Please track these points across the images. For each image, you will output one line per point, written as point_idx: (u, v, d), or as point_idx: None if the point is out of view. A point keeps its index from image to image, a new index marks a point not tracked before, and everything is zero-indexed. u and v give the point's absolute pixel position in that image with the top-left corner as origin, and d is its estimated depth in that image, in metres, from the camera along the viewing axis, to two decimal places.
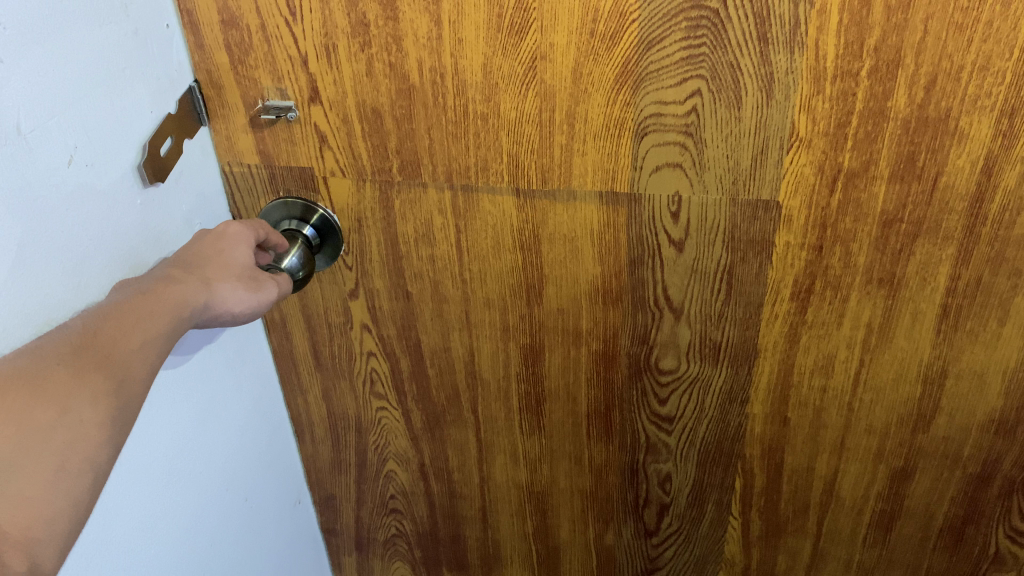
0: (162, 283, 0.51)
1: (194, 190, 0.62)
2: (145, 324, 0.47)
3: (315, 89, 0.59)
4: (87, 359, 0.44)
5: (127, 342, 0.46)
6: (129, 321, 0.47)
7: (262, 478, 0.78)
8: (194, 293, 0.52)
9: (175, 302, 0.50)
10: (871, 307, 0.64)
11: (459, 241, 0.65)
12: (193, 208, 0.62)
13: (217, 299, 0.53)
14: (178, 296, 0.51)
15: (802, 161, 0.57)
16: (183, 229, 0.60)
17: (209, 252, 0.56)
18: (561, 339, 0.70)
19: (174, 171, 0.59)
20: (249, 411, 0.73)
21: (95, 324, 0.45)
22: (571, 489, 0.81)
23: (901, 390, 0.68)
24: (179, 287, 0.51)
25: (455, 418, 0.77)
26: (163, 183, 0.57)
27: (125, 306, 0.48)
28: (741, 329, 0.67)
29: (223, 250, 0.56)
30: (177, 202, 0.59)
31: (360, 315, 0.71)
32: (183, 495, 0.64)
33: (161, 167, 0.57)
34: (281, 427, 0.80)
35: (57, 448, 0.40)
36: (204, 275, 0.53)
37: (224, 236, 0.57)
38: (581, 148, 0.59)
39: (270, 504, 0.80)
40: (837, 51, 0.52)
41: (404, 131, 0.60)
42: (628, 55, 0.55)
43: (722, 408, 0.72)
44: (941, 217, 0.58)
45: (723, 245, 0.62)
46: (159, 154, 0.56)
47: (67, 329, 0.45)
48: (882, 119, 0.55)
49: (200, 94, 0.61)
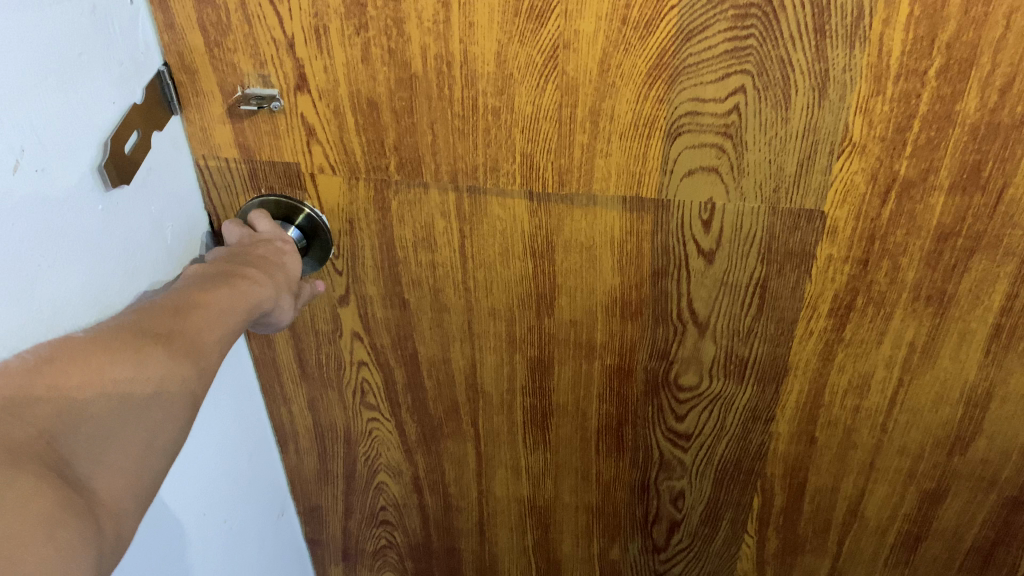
0: (243, 278, 0.49)
1: (164, 190, 0.54)
2: (229, 321, 0.45)
3: (303, 76, 0.52)
4: (179, 342, 0.41)
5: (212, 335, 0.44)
6: (217, 310, 0.45)
7: (245, 496, 0.71)
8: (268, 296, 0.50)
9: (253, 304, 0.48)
10: (916, 326, 0.58)
11: (464, 246, 0.59)
12: (163, 211, 0.54)
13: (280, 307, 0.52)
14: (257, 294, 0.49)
15: (854, 168, 0.51)
16: (152, 236, 0.53)
17: (272, 257, 0.53)
18: (573, 352, 0.64)
19: (141, 169, 0.51)
20: (229, 426, 0.67)
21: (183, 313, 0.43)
22: (575, 504, 0.76)
23: (940, 412, 0.63)
24: (257, 287, 0.49)
25: (453, 431, 0.71)
26: (129, 184, 0.50)
27: (212, 298, 0.45)
28: (772, 346, 0.61)
29: (284, 257, 0.54)
30: (144, 206, 0.52)
31: (351, 322, 0.65)
32: (175, 523, 0.59)
33: (127, 166, 0.49)
34: (262, 438, 0.73)
35: (150, 422, 0.38)
36: (276, 278, 0.51)
37: (282, 249, 0.55)
38: (605, 148, 0.52)
39: (252, 522, 0.73)
40: (903, 48, 0.46)
41: (404, 125, 0.53)
42: (665, 45, 0.48)
43: (745, 426, 0.67)
44: (1003, 232, 0.52)
45: (758, 257, 0.56)
46: (124, 151, 0.49)
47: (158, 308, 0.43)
48: (948, 123, 0.48)
49: (169, 78, 0.53)
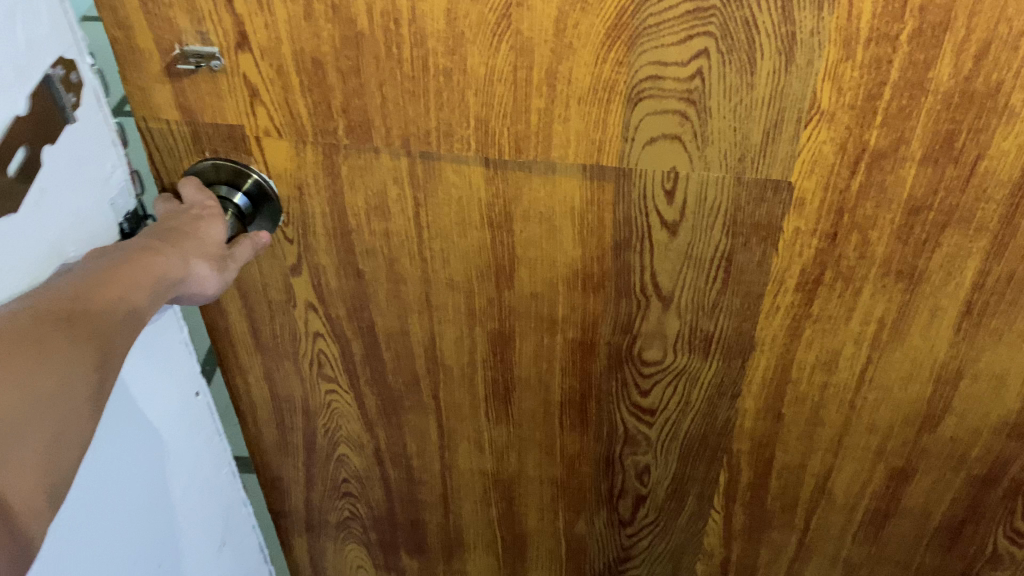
0: (145, 250, 0.47)
1: (63, 213, 0.47)
2: (129, 295, 0.44)
3: (244, 33, 0.49)
4: (79, 327, 0.40)
5: (115, 310, 0.43)
6: (114, 291, 0.43)
7: (193, 507, 0.68)
8: (178, 266, 0.48)
9: (159, 275, 0.47)
10: (885, 302, 0.56)
11: (419, 215, 0.56)
12: (63, 234, 0.48)
13: (196, 275, 0.50)
14: (159, 267, 0.47)
15: (822, 138, 0.49)
16: (47, 261, 0.46)
17: (183, 225, 0.51)
18: (534, 325, 0.62)
19: (31, 191, 0.44)
20: (185, 424, 0.65)
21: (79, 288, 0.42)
22: (540, 478, 0.74)
23: (910, 390, 0.61)
24: (164, 257, 0.48)
25: (413, 404, 0.69)
26: (15, 209, 0.43)
27: (111, 271, 0.44)
28: (737, 321, 0.59)
29: (199, 226, 0.52)
30: (39, 230, 0.45)
31: (305, 292, 0.62)
32: (122, 502, 0.56)
33: (4, 190, 0.42)
34: (218, 451, 0.71)
35: (55, 414, 0.38)
36: (188, 248, 0.50)
37: (199, 216, 0.53)
38: (563, 114, 0.50)
39: (196, 542, 0.70)
40: (874, 10, 0.43)
41: (352, 86, 0.50)
42: (624, 5, 0.45)
43: (711, 401, 0.65)
44: (977, 206, 0.50)
45: (723, 229, 0.54)
46: (3, 172, 0.42)
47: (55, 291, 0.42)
48: (920, 91, 0.46)
49: (62, 81, 0.46)
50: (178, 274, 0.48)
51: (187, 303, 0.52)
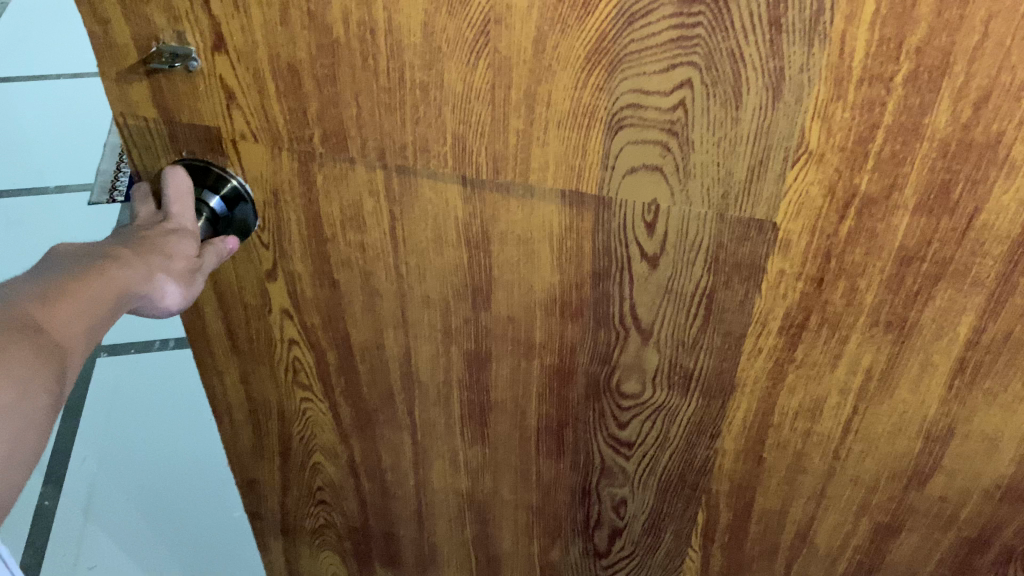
0: (109, 261, 0.47)
1: None
2: (91, 310, 0.44)
3: (220, 35, 0.48)
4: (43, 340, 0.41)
5: (78, 328, 0.43)
6: (76, 303, 0.43)
7: None
8: (143, 283, 0.48)
9: (121, 291, 0.46)
10: (874, 352, 0.53)
11: (395, 229, 0.55)
12: None
13: (161, 293, 0.50)
14: (125, 280, 0.47)
15: (809, 179, 0.46)
16: None
17: (153, 237, 0.51)
18: (510, 349, 0.60)
19: None
20: None
21: (45, 302, 0.42)
22: (515, 502, 0.73)
23: (897, 444, 0.58)
24: (127, 271, 0.47)
25: (388, 418, 0.68)
26: None
27: (78, 284, 0.44)
28: (718, 360, 0.57)
29: (169, 238, 0.52)
30: None
31: (280, 299, 0.61)
32: None
33: None
34: None
35: (18, 424, 0.39)
36: (158, 262, 0.49)
37: (172, 227, 0.52)
38: (542, 137, 0.48)
39: None
40: (868, 49, 0.41)
41: (328, 95, 0.49)
42: (604, 30, 0.43)
43: (690, 439, 0.63)
44: (973, 259, 0.48)
45: (704, 264, 0.52)
46: None
47: (21, 298, 0.42)
48: (915, 137, 0.44)
49: None
50: (143, 288, 0.48)
51: (148, 316, 0.51)
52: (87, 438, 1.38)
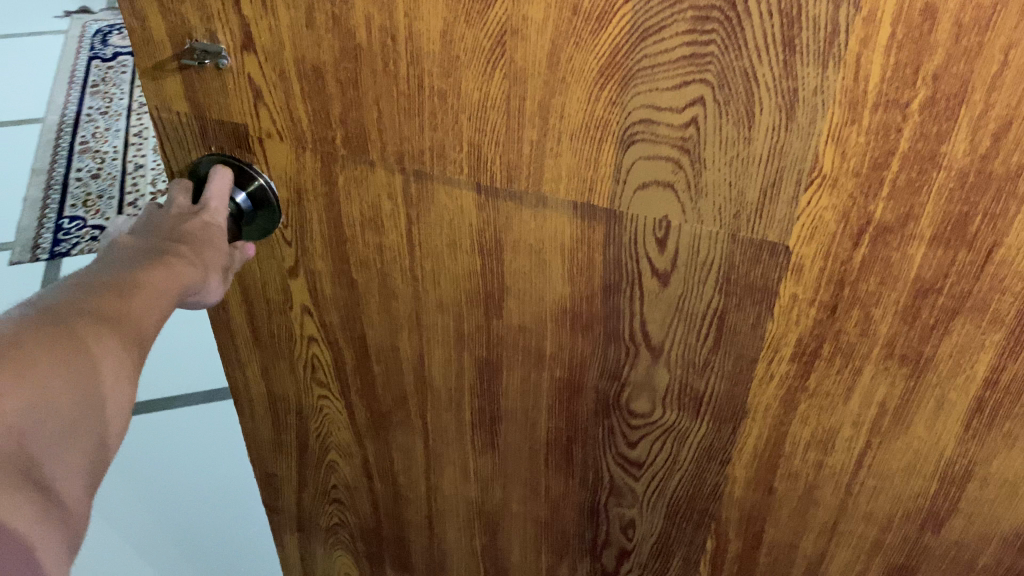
0: (163, 261, 0.50)
1: None
2: (152, 306, 0.47)
3: (249, 35, 0.49)
4: (127, 327, 0.45)
5: (143, 324, 0.46)
6: (145, 302, 0.47)
7: None
8: (194, 277, 0.51)
9: (177, 286, 0.50)
10: (888, 385, 0.52)
11: (411, 233, 0.56)
12: None
13: (208, 288, 0.53)
14: (180, 277, 0.50)
15: (822, 203, 0.45)
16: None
17: (195, 232, 0.53)
18: (522, 358, 0.60)
19: None
20: None
21: (109, 300, 0.46)
22: (524, 515, 0.72)
23: (911, 483, 0.56)
24: (181, 269, 0.50)
25: (402, 421, 0.69)
26: None
27: (138, 282, 0.48)
28: (729, 384, 0.56)
29: (208, 231, 0.54)
30: None
31: (300, 296, 0.63)
32: None
33: None
34: None
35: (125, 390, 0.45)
36: (206, 257, 0.53)
37: (207, 219, 0.54)
38: (556, 148, 0.48)
39: None
40: (884, 74, 0.40)
41: (350, 98, 0.50)
42: (618, 44, 0.43)
43: (700, 463, 0.62)
44: (992, 295, 0.46)
45: (715, 285, 0.51)
46: None
47: (97, 298, 0.45)
48: (931, 165, 0.42)
49: None
50: (195, 282, 0.51)
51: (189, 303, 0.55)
52: (122, 454, 1.40)
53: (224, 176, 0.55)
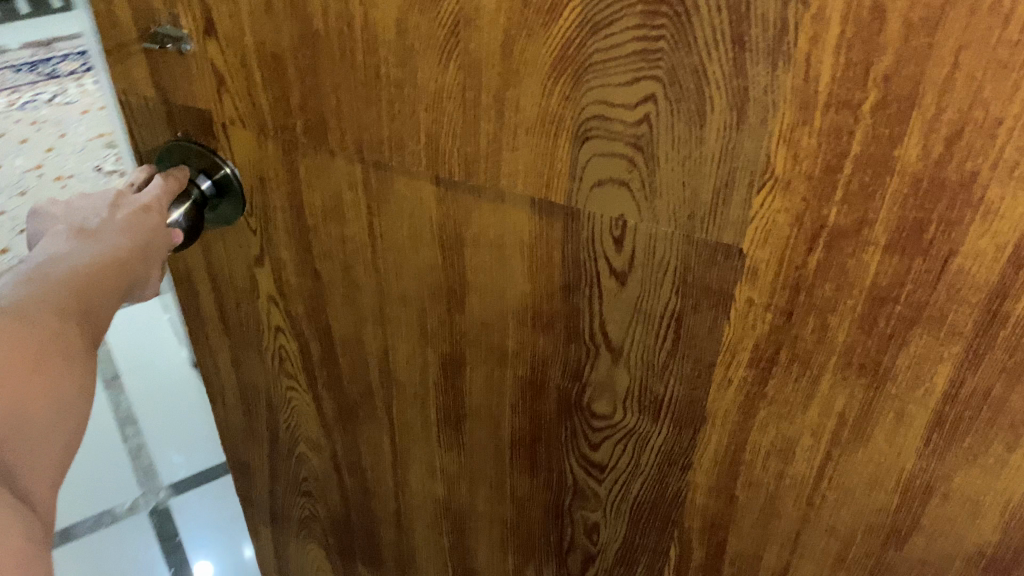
0: (111, 254, 0.49)
1: None
2: (101, 304, 0.47)
3: (211, 20, 0.50)
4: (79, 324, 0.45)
5: (93, 322, 0.46)
6: (93, 299, 0.47)
7: None
8: (140, 272, 0.51)
9: (124, 282, 0.49)
10: (846, 396, 0.50)
11: (373, 224, 0.56)
12: None
13: (152, 284, 0.53)
14: (125, 272, 0.50)
15: (775, 206, 0.44)
16: None
17: (140, 221, 0.52)
18: (484, 356, 0.60)
19: None
20: None
21: (64, 295, 0.45)
22: (490, 515, 0.72)
23: (873, 497, 0.54)
24: (127, 263, 0.50)
25: (368, 414, 0.69)
26: None
27: (90, 277, 0.47)
28: (688, 389, 0.55)
29: (152, 221, 0.53)
30: None
31: (267, 285, 0.63)
32: None
33: None
34: None
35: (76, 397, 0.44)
36: (151, 250, 0.52)
37: (150, 208, 0.53)
38: (511, 142, 0.48)
39: None
40: (834, 74, 0.39)
41: (309, 86, 0.50)
42: (569, 37, 0.43)
43: (661, 469, 0.61)
44: (949, 305, 0.44)
45: (672, 286, 0.51)
46: None
47: (50, 291, 0.44)
48: (885, 169, 0.41)
49: None
50: (139, 275, 0.51)
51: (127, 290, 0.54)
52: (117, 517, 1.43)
53: (172, 184, 0.55)
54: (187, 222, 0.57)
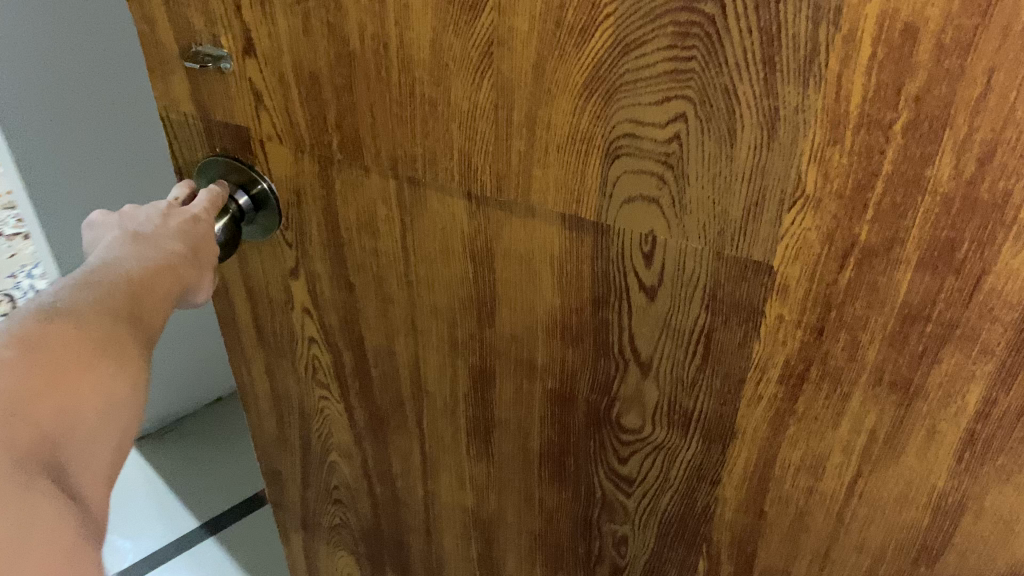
0: (162, 262, 0.50)
1: None
2: (156, 306, 0.48)
3: (249, 40, 0.51)
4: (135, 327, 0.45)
5: (151, 322, 0.47)
6: (146, 304, 0.47)
7: None
8: (190, 278, 0.52)
9: (176, 286, 0.50)
10: (877, 413, 0.50)
11: (405, 239, 0.57)
12: None
13: (202, 291, 0.54)
14: (176, 280, 0.50)
15: (806, 224, 0.45)
16: None
17: (188, 231, 0.53)
18: (514, 369, 0.61)
19: None
20: None
21: (120, 297, 0.46)
22: (518, 526, 0.73)
23: (904, 514, 0.54)
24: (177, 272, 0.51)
25: (399, 425, 0.70)
26: None
27: (143, 281, 0.48)
28: (717, 404, 0.55)
29: (198, 232, 0.54)
30: None
31: (301, 297, 0.65)
32: None
33: None
34: None
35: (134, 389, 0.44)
36: (199, 258, 0.53)
37: (197, 218, 0.55)
38: (543, 159, 0.49)
39: None
40: (865, 94, 0.39)
41: (345, 104, 0.51)
42: (602, 57, 0.43)
43: (690, 483, 0.61)
44: (981, 324, 0.43)
45: (702, 302, 0.51)
46: None
47: (108, 294, 0.45)
48: (916, 189, 0.41)
49: None
50: (188, 283, 0.52)
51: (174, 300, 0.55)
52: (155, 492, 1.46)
53: (215, 196, 0.56)
54: (225, 237, 0.58)
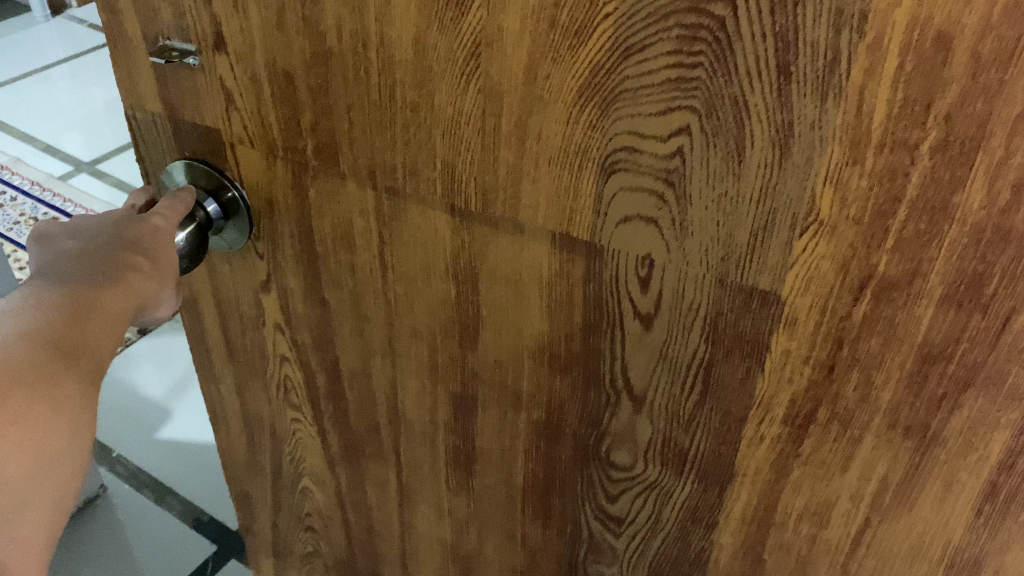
0: (116, 278, 0.47)
1: None
2: (103, 329, 0.45)
3: (220, 34, 0.47)
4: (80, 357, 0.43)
5: (98, 346, 0.44)
6: (93, 325, 0.44)
7: None
8: (150, 290, 0.49)
9: (132, 302, 0.47)
10: (890, 460, 0.45)
11: (384, 254, 0.53)
12: None
13: (164, 303, 0.50)
14: (132, 295, 0.47)
15: (817, 252, 0.40)
16: None
17: (147, 238, 0.50)
18: (497, 397, 0.57)
19: None
20: None
21: (58, 323, 0.43)
22: (499, 563, 0.68)
23: (915, 570, 0.49)
24: (134, 285, 0.47)
25: (375, 452, 0.66)
26: None
27: (91, 301, 0.45)
28: (715, 443, 0.51)
29: (159, 240, 0.50)
30: None
31: (273, 312, 0.61)
32: None
33: None
34: None
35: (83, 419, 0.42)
36: (161, 267, 0.50)
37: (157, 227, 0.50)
38: (533, 172, 0.44)
39: None
40: (890, 110, 0.35)
41: (321, 106, 0.47)
42: (599, 62, 0.39)
43: (683, 526, 0.57)
44: (1010, 368, 0.39)
45: (701, 333, 0.47)
46: None
47: (50, 319, 0.42)
48: (943, 217, 0.37)
49: None
50: (148, 297, 0.49)
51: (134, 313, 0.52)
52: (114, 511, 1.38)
53: (180, 202, 0.53)
54: (189, 245, 0.54)
